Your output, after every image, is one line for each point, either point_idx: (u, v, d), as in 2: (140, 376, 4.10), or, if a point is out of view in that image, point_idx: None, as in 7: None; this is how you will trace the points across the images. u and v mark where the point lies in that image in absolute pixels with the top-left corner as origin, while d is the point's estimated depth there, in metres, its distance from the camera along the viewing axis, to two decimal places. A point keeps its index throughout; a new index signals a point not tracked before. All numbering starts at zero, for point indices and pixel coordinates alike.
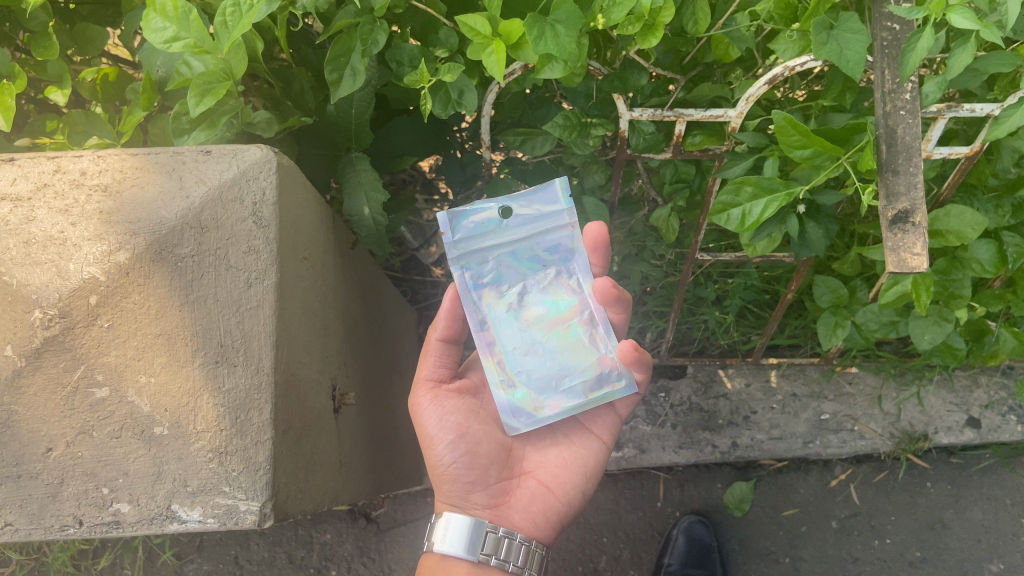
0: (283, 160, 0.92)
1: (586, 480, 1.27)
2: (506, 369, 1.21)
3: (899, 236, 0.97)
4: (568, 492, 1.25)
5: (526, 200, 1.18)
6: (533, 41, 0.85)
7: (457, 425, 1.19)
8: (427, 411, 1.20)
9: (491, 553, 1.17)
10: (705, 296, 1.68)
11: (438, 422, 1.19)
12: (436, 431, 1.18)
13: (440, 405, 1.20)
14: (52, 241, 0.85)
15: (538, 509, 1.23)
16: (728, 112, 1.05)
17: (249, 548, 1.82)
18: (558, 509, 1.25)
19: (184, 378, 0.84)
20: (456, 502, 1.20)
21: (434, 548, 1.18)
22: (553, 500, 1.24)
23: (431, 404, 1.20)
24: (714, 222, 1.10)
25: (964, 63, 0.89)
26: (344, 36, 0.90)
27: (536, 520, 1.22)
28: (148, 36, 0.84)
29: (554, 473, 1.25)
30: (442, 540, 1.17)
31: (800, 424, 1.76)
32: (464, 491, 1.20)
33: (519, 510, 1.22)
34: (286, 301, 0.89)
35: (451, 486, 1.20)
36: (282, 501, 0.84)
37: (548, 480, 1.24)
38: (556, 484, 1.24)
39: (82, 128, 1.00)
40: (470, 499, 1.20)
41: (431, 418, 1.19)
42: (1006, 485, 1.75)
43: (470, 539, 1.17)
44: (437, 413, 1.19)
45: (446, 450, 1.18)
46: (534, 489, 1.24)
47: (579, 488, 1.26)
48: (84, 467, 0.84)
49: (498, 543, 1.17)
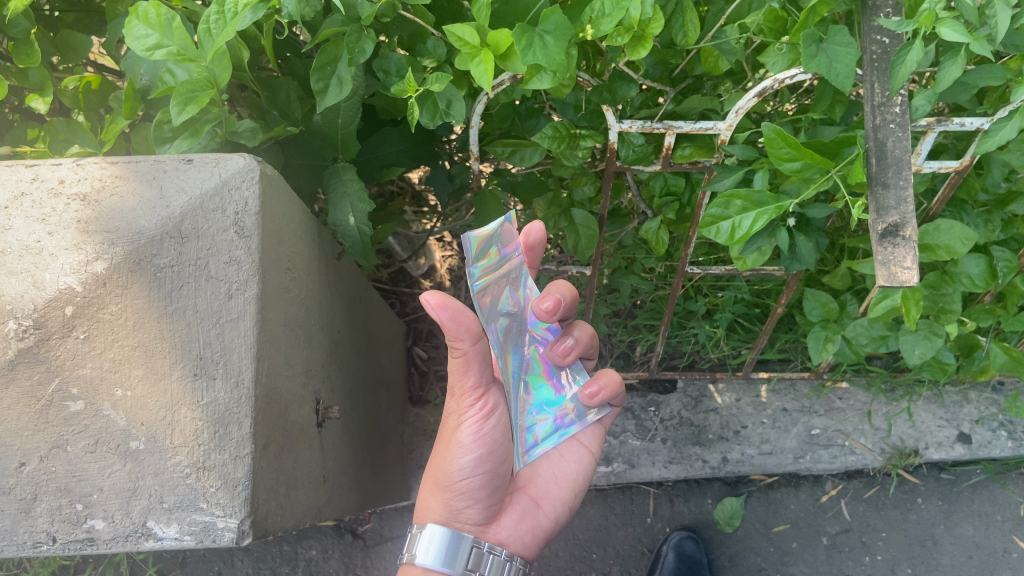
0: (267, 169, 0.90)
1: (575, 495, 1.29)
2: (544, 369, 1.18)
3: (889, 250, 0.96)
4: (557, 510, 1.27)
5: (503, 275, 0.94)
6: (521, 51, 0.84)
7: (491, 440, 1.15)
8: (470, 423, 1.14)
9: (474, 568, 1.14)
10: (696, 309, 1.66)
11: (475, 434, 1.14)
12: (470, 441, 1.14)
13: (485, 420, 1.15)
14: (28, 250, 0.83)
15: (527, 528, 1.23)
16: (717, 124, 1.04)
17: (233, 565, 1.79)
18: (546, 528, 1.25)
19: (162, 391, 0.82)
20: (448, 514, 1.16)
21: (417, 561, 1.12)
22: (541, 517, 1.25)
23: (477, 415, 1.14)
24: (703, 236, 1.08)
25: (952, 77, 0.89)
26: (330, 45, 0.89)
27: (523, 539, 1.22)
28: (130, 43, 0.82)
29: (545, 489, 1.27)
30: (426, 553, 1.12)
31: (791, 439, 1.75)
32: (463, 503, 1.16)
33: (508, 528, 1.21)
34: (268, 312, 0.87)
35: (455, 495, 1.16)
36: (261, 518, 0.82)
37: (538, 496, 1.26)
38: (545, 501, 1.26)
39: (64, 136, 0.99)
40: (463, 513, 1.17)
41: (471, 429, 1.14)
42: (996, 502, 1.74)
43: (453, 552, 1.13)
44: (478, 425, 1.14)
45: (472, 463, 1.14)
46: (526, 505, 1.24)
47: (569, 507, 1.28)
48: (58, 482, 0.82)
49: (480, 558, 1.15)
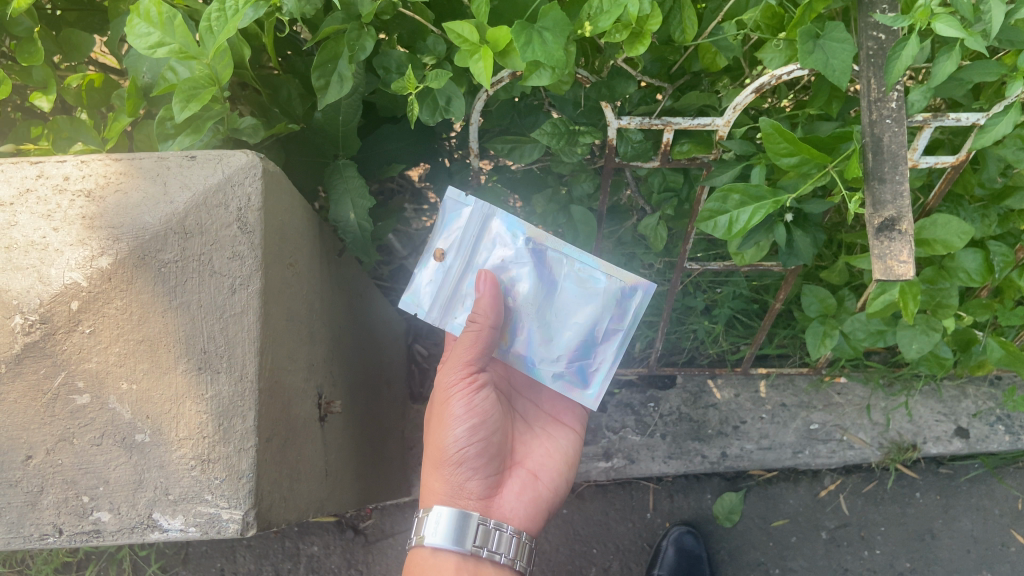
0: (269, 165, 0.91)
1: (569, 468, 1.38)
2: (556, 357, 1.21)
3: (886, 244, 0.99)
4: (552, 480, 1.35)
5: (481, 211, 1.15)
6: (520, 48, 0.85)
7: (481, 413, 1.21)
8: (460, 397, 1.19)
9: (481, 545, 1.19)
10: (694, 305, 1.67)
11: (466, 408, 1.20)
12: (462, 414, 1.20)
13: (473, 393, 1.20)
14: (34, 246, 0.84)
15: (529, 499, 1.30)
16: (715, 120, 1.05)
17: (235, 561, 1.80)
18: (546, 497, 1.33)
19: (167, 384, 0.83)
20: (453, 493, 1.21)
21: (425, 542, 1.18)
22: (540, 487, 1.33)
23: (465, 390, 1.19)
24: (701, 230, 1.08)
25: (947, 72, 0.90)
26: (330, 43, 0.90)
27: (526, 511, 1.28)
28: (132, 41, 0.83)
29: (540, 462, 1.35)
30: (434, 533, 1.17)
31: (790, 434, 1.76)
32: (465, 477, 1.22)
33: (511, 500, 1.27)
34: (272, 306, 0.88)
35: (455, 470, 1.21)
36: (265, 510, 0.83)
37: (535, 469, 1.34)
38: (542, 473, 1.34)
39: (68, 134, 0.99)
40: (466, 489, 1.22)
41: (461, 402, 1.19)
42: (994, 495, 1.75)
43: (460, 530, 1.18)
44: (467, 399, 1.20)
45: (465, 434, 1.20)
46: (524, 478, 1.31)
47: (563, 477, 1.37)
48: (65, 475, 0.83)
49: (487, 535, 1.19)
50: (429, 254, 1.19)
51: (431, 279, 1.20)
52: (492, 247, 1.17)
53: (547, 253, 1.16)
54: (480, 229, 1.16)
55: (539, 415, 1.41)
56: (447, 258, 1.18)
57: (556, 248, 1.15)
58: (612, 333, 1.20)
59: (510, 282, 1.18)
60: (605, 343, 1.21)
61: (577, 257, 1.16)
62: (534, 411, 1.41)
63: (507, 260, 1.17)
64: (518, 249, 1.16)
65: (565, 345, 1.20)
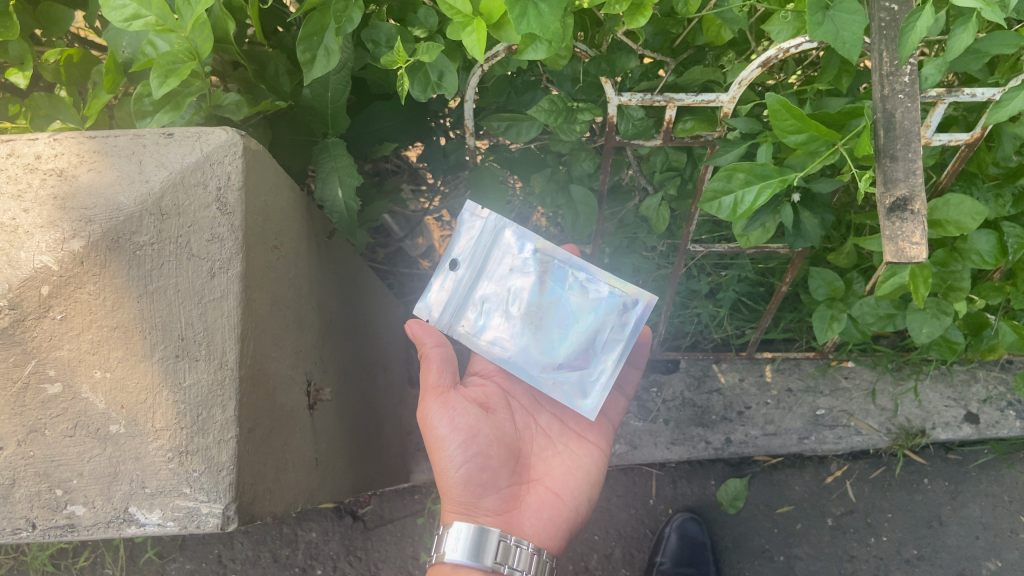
0: (251, 144, 0.87)
1: (593, 486, 1.29)
2: (558, 366, 1.21)
3: (898, 224, 0.93)
4: (576, 498, 1.27)
5: (489, 224, 1.20)
6: (515, 19, 0.79)
7: (469, 428, 1.17)
8: (438, 417, 1.16)
9: (503, 561, 1.15)
10: (698, 288, 1.62)
11: (450, 427, 1.16)
12: (448, 433, 1.16)
13: (451, 409, 1.16)
14: (3, 228, 0.80)
15: (548, 518, 1.24)
16: (720, 96, 1.01)
17: (232, 547, 1.78)
18: (569, 517, 1.26)
19: (142, 373, 0.79)
20: (467, 510, 1.18)
21: (446, 557, 1.15)
22: (562, 506, 1.26)
23: (442, 409, 1.16)
24: (705, 211, 1.05)
25: (963, 45, 0.85)
26: (316, 14, 0.85)
27: (546, 528, 1.23)
28: (107, 13, 0.79)
29: (560, 480, 1.27)
30: (454, 549, 1.14)
31: (795, 419, 1.73)
32: (475, 497, 1.18)
33: (530, 519, 1.22)
34: (253, 292, 0.85)
35: (461, 491, 1.17)
36: (248, 503, 0.80)
37: (556, 487, 1.26)
38: (564, 490, 1.27)
39: (46, 113, 0.96)
40: (480, 506, 1.18)
41: (442, 421, 1.16)
42: (1004, 482, 1.71)
43: (481, 546, 1.14)
44: (447, 416, 1.16)
45: (458, 454, 1.16)
46: (543, 495, 1.25)
47: (586, 498, 1.28)
48: (37, 467, 0.80)
49: (508, 551, 1.16)
50: (444, 262, 1.22)
51: (442, 286, 1.22)
52: (501, 259, 1.22)
53: (554, 263, 1.22)
54: (492, 239, 1.21)
55: (563, 429, 1.33)
56: (457, 268, 1.21)
57: (561, 257, 1.21)
58: (613, 344, 1.21)
59: (516, 290, 1.22)
60: (606, 354, 1.20)
61: (581, 267, 1.21)
62: (557, 426, 1.33)
63: (515, 268, 1.21)
64: (527, 258, 1.21)
65: (569, 354, 1.21)
